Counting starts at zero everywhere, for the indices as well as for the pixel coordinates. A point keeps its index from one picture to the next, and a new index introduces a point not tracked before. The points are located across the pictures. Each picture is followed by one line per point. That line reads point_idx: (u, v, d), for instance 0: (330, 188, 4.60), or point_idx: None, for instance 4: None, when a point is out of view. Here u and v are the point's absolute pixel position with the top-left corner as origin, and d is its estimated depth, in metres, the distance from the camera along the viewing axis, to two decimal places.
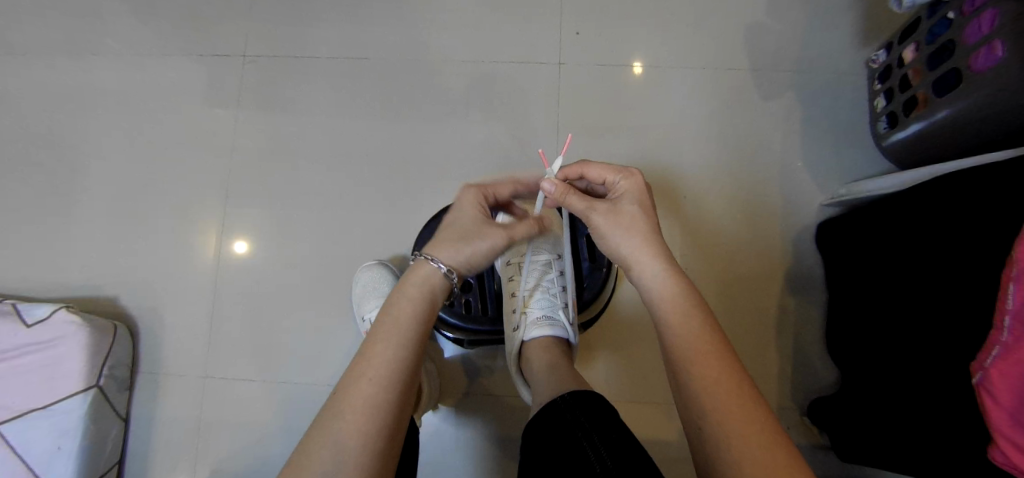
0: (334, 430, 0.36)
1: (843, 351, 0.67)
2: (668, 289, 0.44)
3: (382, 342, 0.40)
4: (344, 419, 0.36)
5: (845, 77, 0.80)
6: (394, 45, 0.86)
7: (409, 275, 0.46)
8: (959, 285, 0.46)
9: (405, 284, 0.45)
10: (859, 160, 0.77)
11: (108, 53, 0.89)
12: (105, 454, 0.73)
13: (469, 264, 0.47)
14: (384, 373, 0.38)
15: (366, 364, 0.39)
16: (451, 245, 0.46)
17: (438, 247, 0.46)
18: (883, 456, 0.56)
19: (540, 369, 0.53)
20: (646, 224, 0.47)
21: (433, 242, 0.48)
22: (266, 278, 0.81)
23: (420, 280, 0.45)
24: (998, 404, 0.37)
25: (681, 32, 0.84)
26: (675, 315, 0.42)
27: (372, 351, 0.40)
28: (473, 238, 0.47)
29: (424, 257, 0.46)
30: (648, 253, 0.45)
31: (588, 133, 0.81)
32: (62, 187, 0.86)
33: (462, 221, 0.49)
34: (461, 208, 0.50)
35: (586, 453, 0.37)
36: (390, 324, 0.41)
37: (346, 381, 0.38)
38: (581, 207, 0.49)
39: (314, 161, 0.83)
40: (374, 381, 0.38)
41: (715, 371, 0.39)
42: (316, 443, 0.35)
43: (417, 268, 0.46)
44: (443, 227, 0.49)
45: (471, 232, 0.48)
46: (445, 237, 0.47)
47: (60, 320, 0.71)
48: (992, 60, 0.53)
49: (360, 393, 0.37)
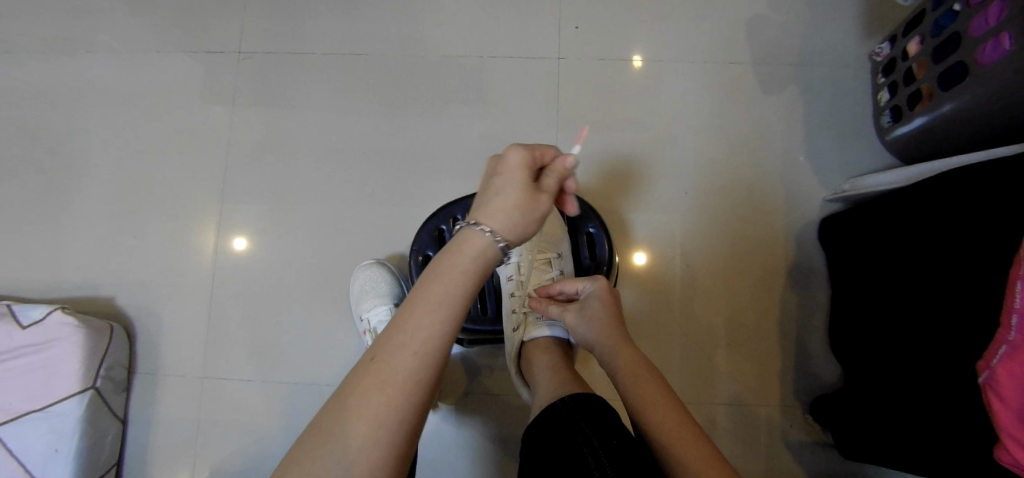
0: (369, 402, 0.32)
1: (846, 348, 0.67)
2: (627, 356, 0.47)
3: (427, 312, 0.34)
4: (380, 392, 0.32)
5: (849, 69, 0.79)
6: (391, 41, 0.85)
7: (462, 238, 0.38)
8: (962, 284, 0.45)
9: (457, 250, 0.37)
10: (864, 154, 0.76)
11: (101, 50, 0.88)
12: (103, 455, 0.72)
13: (525, 238, 0.39)
14: (427, 349, 0.34)
15: (408, 333, 0.34)
16: (505, 215, 0.37)
17: (492, 216, 0.37)
18: (888, 456, 0.55)
19: (540, 369, 0.53)
20: (611, 314, 0.50)
21: (482, 206, 0.38)
22: (263, 277, 0.80)
23: (473, 251, 0.37)
24: (1006, 404, 0.37)
25: (682, 24, 0.82)
26: (635, 384, 0.44)
27: (416, 321, 0.34)
28: (529, 209, 0.38)
29: (477, 226, 0.37)
30: (610, 336, 0.49)
31: (587, 129, 0.80)
32: (56, 186, 0.85)
33: (511, 187, 0.38)
34: (507, 168, 0.39)
35: (586, 459, 0.37)
36: (437, 293, 0.35)
37: (384, 348, 0.34)
38: (557, 313, 0.54)
39: (311, 158, 0.82)
40: (416, 357, 0.33)
41: (670, 420, 0.41)
42: (349, 412, 0.32)
43: (469, 237, 0.37)
44: (486, 191, 0.39)
45: (526, 202, 0.38)
46: (494, 203, 0.38)
47: (56, 321, 0.70)
48: (998, 53, 0.52)
49: (400, 367, 0.33)
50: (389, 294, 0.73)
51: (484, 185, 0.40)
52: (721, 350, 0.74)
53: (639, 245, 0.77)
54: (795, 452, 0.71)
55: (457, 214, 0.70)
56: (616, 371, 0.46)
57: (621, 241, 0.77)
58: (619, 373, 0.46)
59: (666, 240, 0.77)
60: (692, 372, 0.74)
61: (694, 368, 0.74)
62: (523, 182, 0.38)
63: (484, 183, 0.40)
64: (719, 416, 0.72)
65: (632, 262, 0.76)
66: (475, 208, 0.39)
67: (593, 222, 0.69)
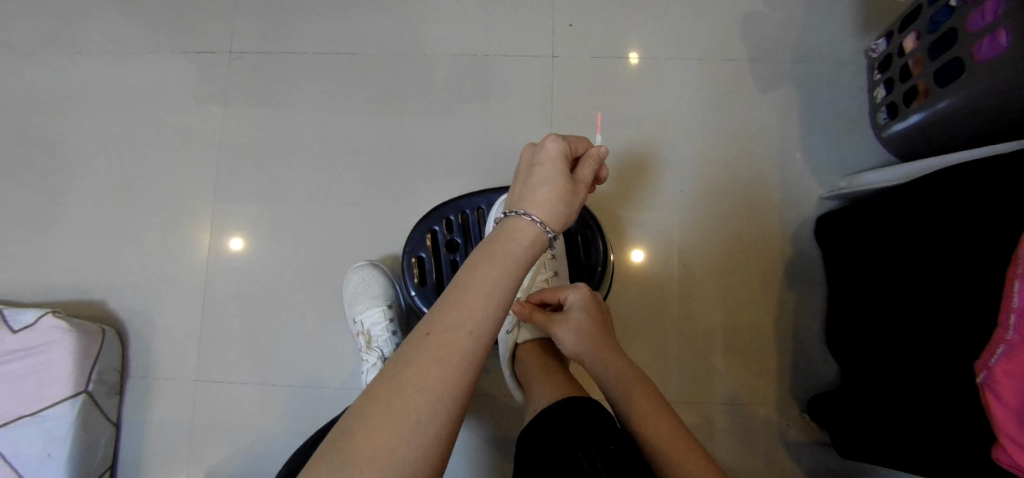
0: (426, 377, 0.31)
1: (843, 347, 0.66)
2: (620, 368, 0.46)
3: (485, 293, 0.34)
4: (439, 368, 0.31)
5: (845, 66, 0.78)
6: (384, 40, 0.84)
7: (508, 227, 0.39)
8: (959, 283, 0.45)
9: (507, 237, 0.37)
10: (860, 151, 0.76)
11: (89, 51, 0.87)
12: (95, 460, 0.72)
13: (569, 227, 0.41)
14: (484, 329, 0.33)
15: (465, 311, 0.33)
16: (554, 204, 0.40)
17: (539, 205, 0.39)
18: (885, 455, 0.55)
19: (535, 372, 0.52)
20: (598, 328, 0.49)
21: (527, 197, 0.40)
22: (256, 279, 0.79)
23: (524, 238, 0.38)
24: (1004, 404, 0.36)
25: (678, 21, 0.82)
26: (630, 397, 0.44)
27: (473, 300, 0.33)
28: (572, 197, 0.41)
29: (525, 214, 0.39)
30: (601, 350, 0.48)
31: (582, 127, 0.79)
32: (45, 188, 0.84)
33: (554, 177, 0.41)
34: (548, 159, 0.42)
35: (580, 464, 0.36)
36: (494, 275, 0.35)
37: (441, 325, 0.33)
38: (542, 323, 0.51)
39: (303, 158, 0.82)
40: (475, 333, 0.33)
41: (666, 431, 0.41)
42: (404, 385, 0.30)
43: (518, 225, 0.38)
44: (528, 182, 0.41)
45: (568, 190, 0.41)
46: (540, 194, 0.40)
47: (46, 325, 0.70)
48: (995, 49, 0.51)
49: (456, 344, 0.32)
50: (382, 296, 0.73)
51: (524, 177, 0.42)
52: (719, 349, 0.74)
53: (637, 244, 0.76)
54: (794, 452, 0.71)
55: (449, 215, 0.70)
56: (610, 383, 0.46)
57: (617, 240, 0.76)
58: (613, 385, 0.46)
59: (664, 238, 0.76)
60: (690, 372, 0.73)
61: (691, 368, 0.73)
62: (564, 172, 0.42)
63: (522, 177, 0.42)
64: (718, 416, 0.72)
65: (631, 260, 0.76)
66: (518, 199, 0.40)
67: (587, 222, 0.68)
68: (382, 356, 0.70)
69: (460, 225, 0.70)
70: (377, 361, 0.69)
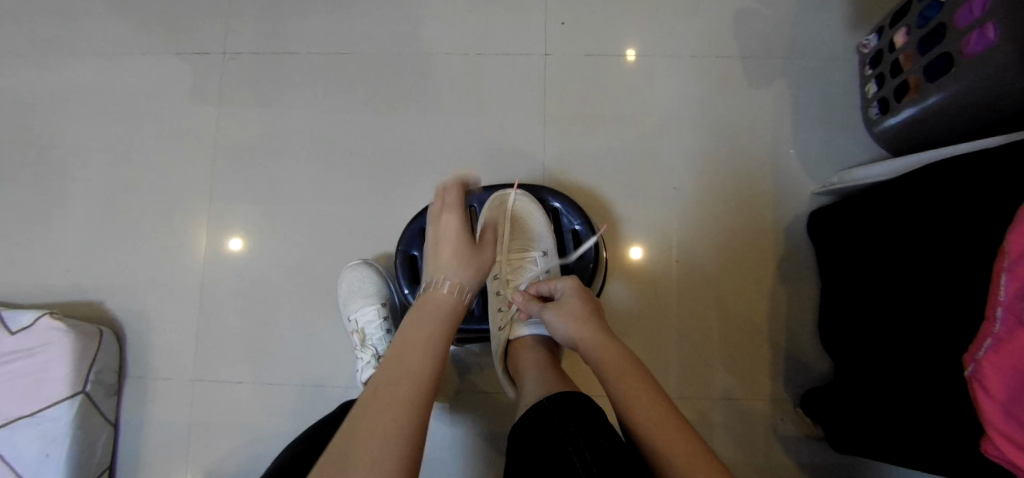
0: (395, 392, 0.40)
1: (837, 341, 0.66)
2: (609, 351, 0.46)
3: (420, 351, 0.44)
4: (405, 384, 0.41)
5: (837, 62, 0.79)
6: (377, 38, 0.84)
7: (428, 296, 0.51)
8: (949, 276, 0.45)
9: (426, 301, 0.50)
10: (852, 147, 0.76)
11: (85, 53, 0.87)
12: (94, 459, 0.72)
13: (469, 282, 0.52)
14: (424, 377, 0.42)
15: (415, 345, 0.45)
16: (461, 269, 0.52)
17: (437, 272, 0.51)
18: (879, 449, 0.55)
19: (527, 368, 0.53)
20: (589, 309, 0.50)
21: (438, 267, 0.52)
22: (252, 279, 0.80)
23: (445, 301, 0.50)
24: (992, 397, 0.37)
25: (671, 18, 0.82)
26: (619, 374, 0.43)
27: (411, 357, 0.43)
28: (466, 263, 0.53)
29: (438, 284, 0.51)
30: (591, 332, 0.48)
31: (575, 125, 0.79)
32: (42, 190, 0.85)
33: (449, 247, 0.53)
34: (444, 233, 0.54)
35: (572, 458, 0.37)
36: (423, 337, 0.46)
37: (399, 357, 0.43)
38: (537, 310, 0.54)
39: (298, 158, 0.82)
40: (417, 380, 0.42)
41: (654, 413, 0.40)
42: (380, 403, 0.39)
43: (437, 293, 0.50)
44: (433, 253, 0.54)
45: (462, 257, 0.53)
46: (446, 263, 0.52)
47: (44, 326, 0.70)
48: (984, 43, 0.52)
49: (401, 390, 0.40)
50: (376, 294, 0.73)
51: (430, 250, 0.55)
52: (713, 344, 0.74)
53: (633, 240, 0.76)
54: (789, 447, 0.71)
55: None
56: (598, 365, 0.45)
57: (611, 236, 0.77)
58: (602, 367, 0.45)
59: (658, 234, 0.76)
60: (685, 368, 0.74)
61: (687, 363, 0.74)
62: (458, 242, 0.54)
63: (431, 253, 0.54)
64: (714, 411, 0.72)
65: (629, 256, 0.76)
66: (426, 271, 0.53)
67: (577, 219, 0.69)
68: (376, 354, 0.70)
69: None
70: (370, 359, 0.69)
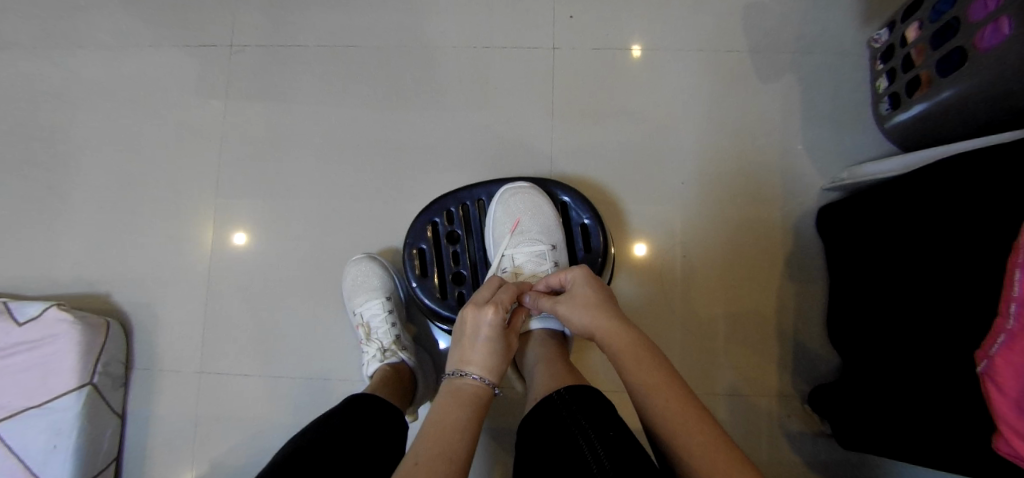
0: (446, 424, 0.43)
1: (846, 337, 0.66)
2: (625, 342, 0.45)
3: (456, 407, 0.45)
4: (454, 417, 0.44)
5: (847, 56, 0.78)
6: (384, 32, 0.84)
7: (455, 387, 0.47)
8: (961, 273, 0.45)
9: (458, 386, 0.47)
10: (861, 142, 0.76)
11: (92, 45, 0.87)
12: (102, 451, 0.72)
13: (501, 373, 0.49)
14: (458, 426, 0.43)
15: (462, 389, 0.47)
16: (492, 365, 0.48)
17: (469, 362, 0.48)
18: (887, 446, 0.55)
19: (536, 362, 0.53)
20: (602, 300, 0.49)
21: (467, 360, 0.48)
22: (258, 272, 0.80)
23: (476, 395, 0.47)
24: (1005, 395, 0.36)
25: (680, 12, 0.81)
26: (638, 365, 0.43)
27: (450, 411, 0.44)
28: (501, 353, 0.49)
29: (469, 376, 0.47)
30: (606, 324, 0.47)
31: (582, 120, 0.79)
32: (48, 182, 0.85)
33: (483, 336, 0.49)
34: (475, 319, 0.49)
35: (582, 451, 0.36)
36: (460, 399, 0.46)
37: (448, 400, 0.46)
38: (548, 307, 0.52)
39: (304, 151, 0.82)
40: (457, 431, 0.42)
41: (673, 404, 0.39)
42: (434, 433, 0.42)
43: (468, 386, 0.47)
44: (463, 338, 0.49)
45: (497, 349, 0.49)
46: (478, 355, 0.48)
47: (53, 318, 0.70)
48: (997, 38, 0.51)
49: (452, 423, 0.43)
50: (381, 288, 0.74)
51: (456, 331, 0.50)
52: (719, 340, 0.74)
53: (638, 237, 0.76)
54: (795, 443, 0.71)
55: (450, 207, 0.71)
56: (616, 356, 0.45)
57: (618, 232, 0.76)
58: (620, 359, 0.44)
59: (665, 231, 0.76)
60: (692, 364, 0.73)
61: (693, 360, 0.73)
62: (494, 331, 0.49)
63: (458, 338, 0.50)
64: (719, 407, 0.72)
65: (632, 252, 0.76)
66: (454, 356, 0.49)
67: (586, 213, 0.69)
68: (382, 348, 0.69)
69: (461, 217, 0.71)
70: (376, 352, 0.69)
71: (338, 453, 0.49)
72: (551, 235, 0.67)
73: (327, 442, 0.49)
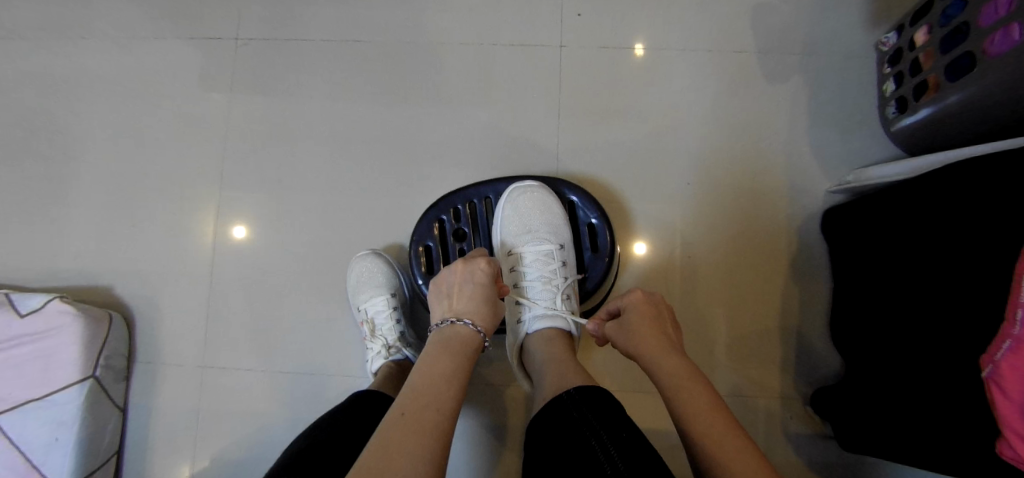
0: (433, 380, 0.45)
1: (849, 339, 0.66)
2: (675, 368, 0.46)
3: (444, 362, 0.47)
4: (440, 376, 0.45)
5: (853, 58, 0.78)
6: (391, 27, 0.83)
7: (451, 334, 0.51)
8: (968, 277, 0.45)
9: (451, 337, 0.50)
10: (866, 145, 0.76)
11: (95, 36, 0.87)
12: (103, 444, 0.72)
13: (493, 323, 0.53)
14: (442, 382, 0.45)
15: (450, 345, 0.49)
16: (486, 316, 0.52)
17: (465, 311, 0.52)
18: (888, 447, 0.55)
19: (542, 361, 0.54)
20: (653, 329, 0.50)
21: (463, 307, 0.52)
22: (262, 266, 0.79)
23: (465, 338, 0.51)
24: (1009, 400, 0.36)
25: (688, 11, 0.81)
26: (683, 391, 0.43)
27: (435, 382, 0.45)
28: (493, 308, 0.54)
29: (465, 322, 0.51)
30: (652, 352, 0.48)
31: (588, 119, 0.79)
32: (49, 173, 0.84)
33: (478, 287, 0.53)
34: (471, 273, 0.54)
35: (595, 452, 0.37)
36: (447, 366, 0.47)
37: (435, 354, 0.48)
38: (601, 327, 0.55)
39: (308, 147, 0.82)
40: (445, 390, 0.44)
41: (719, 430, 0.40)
42: (421, 392, 0.43)
43: (457, 330, 0.51)
44: (459, 289, 0.53)
45: (491, 302, 0.53)
46: (467, 301, 0.52)
47: (54, 310, 0.70)
48: (1007, 43, 0.51)
49: (439, 383, 0.45)
50: (385, 284, 0.73)
51: (450, 281, 0.54)
52: (721, 339, 0.74)
53: (640, 236, 0.76)
54: (795, 445, 0.71)
55: (457, 204, 0.70)
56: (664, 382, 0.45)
57: (622, 231, 0.76)
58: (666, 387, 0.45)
59: (667, 230, 0.76)
60: None
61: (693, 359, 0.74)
62: (487, 287, 0.54)
63: (452, 289, 0.54)
64: None
65: (633, 251, 0.76)
66: (448, 306, 0.53)
67: (593, 212, 0.69)
68: (387, 344, 0.69)
69: (467, 215, 0.71)
70: (380, 349, 0.69)
71: (341, 449, 0.49)
72: (558, 234, 0.67)
73: (330, 439, 0.49)
